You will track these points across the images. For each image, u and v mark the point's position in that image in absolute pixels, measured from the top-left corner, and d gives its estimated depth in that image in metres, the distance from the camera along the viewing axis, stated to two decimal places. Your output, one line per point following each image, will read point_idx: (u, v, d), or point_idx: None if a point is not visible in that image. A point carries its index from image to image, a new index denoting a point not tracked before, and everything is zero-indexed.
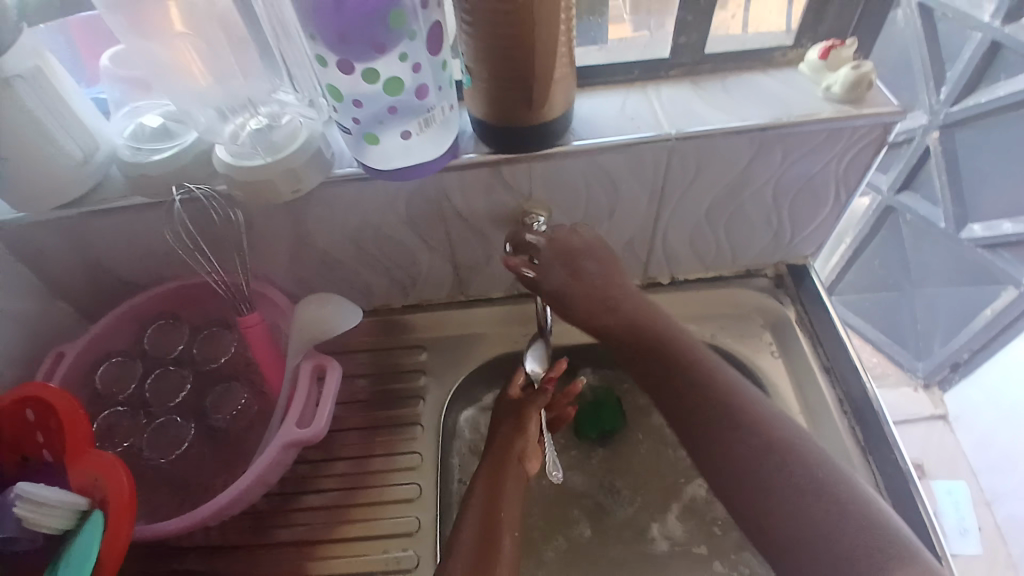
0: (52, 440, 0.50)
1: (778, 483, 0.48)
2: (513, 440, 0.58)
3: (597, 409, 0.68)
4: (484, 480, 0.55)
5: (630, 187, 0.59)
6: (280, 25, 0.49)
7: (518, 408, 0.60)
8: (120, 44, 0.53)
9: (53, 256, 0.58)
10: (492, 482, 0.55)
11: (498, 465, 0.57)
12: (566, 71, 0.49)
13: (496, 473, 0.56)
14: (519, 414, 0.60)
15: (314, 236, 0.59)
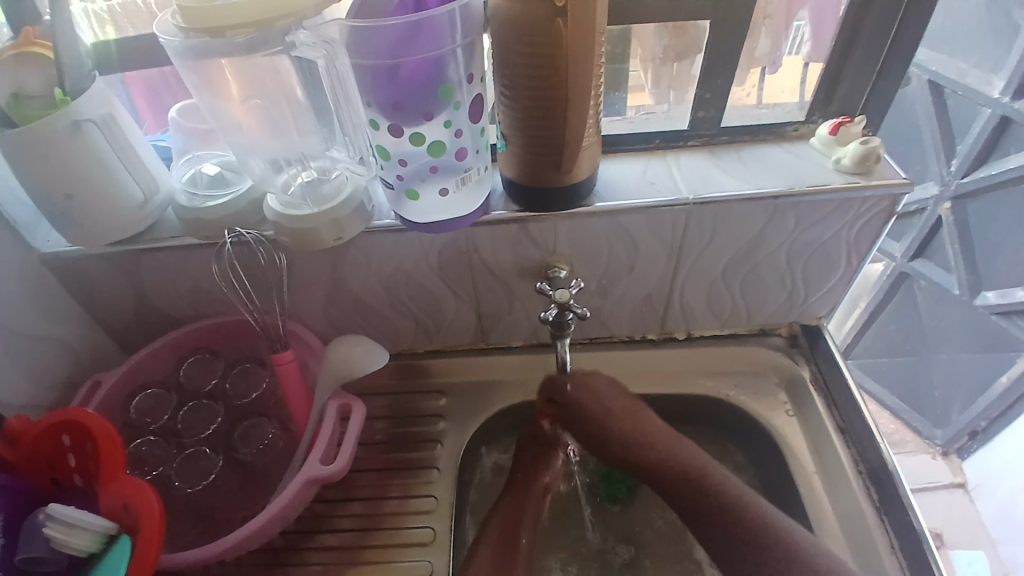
0: (84, 465, 0.52)
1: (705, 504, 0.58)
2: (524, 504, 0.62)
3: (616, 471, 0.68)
4: (496, 545, 0.58)
5: (649, 245, 0.62)
6: (340, 92, 0.53)
7: (534, 468, 0.65)
8: (188, 101, 0.59)
9: (104, 288, 0.62)
10: (503, 556, 0.58)
11: (511, 528, 0.60)
12: (593, 140, 0.53)
13: (511, 537, 0.60)
14: (534, 471, 0.64)
15: (349, 281, 0.62)
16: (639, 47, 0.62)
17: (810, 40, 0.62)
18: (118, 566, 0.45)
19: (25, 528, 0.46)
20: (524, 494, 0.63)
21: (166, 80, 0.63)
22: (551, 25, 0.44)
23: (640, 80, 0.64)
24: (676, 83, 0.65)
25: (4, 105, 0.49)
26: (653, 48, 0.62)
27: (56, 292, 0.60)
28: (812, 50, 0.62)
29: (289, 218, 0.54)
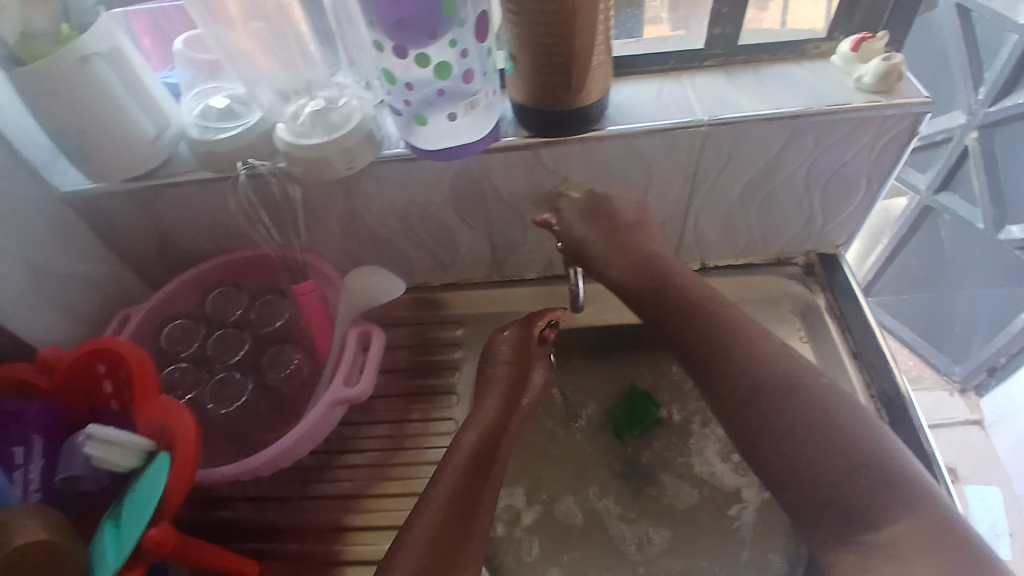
0: (120, 392, 0.55)
1: (729, 355, 0.51)
2: (517, 402, 0.60)
3: (631, 407, 0.70)
4: (463, 481, 0.51)
5: (663, 170, 0.61)
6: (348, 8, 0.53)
7: (503, 408, 0.59)
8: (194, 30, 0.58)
9: (123, 225, 0.63)
10: (475, 463, 0.53)
11: (502, 424, 0.57)
12: (603, 60, 0.52)
13: (476, 477, 0.52)
14: (505, 412, 0.59)
15: (364, 213, 0.63)
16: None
17: None
18: (157, 482, 0.47)
19: (65, 449, 0.50)
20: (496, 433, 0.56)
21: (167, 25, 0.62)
22: None
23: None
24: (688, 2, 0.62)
25: (14, 44, 0.49)
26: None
27: (76, 228, 0.61)
28: None
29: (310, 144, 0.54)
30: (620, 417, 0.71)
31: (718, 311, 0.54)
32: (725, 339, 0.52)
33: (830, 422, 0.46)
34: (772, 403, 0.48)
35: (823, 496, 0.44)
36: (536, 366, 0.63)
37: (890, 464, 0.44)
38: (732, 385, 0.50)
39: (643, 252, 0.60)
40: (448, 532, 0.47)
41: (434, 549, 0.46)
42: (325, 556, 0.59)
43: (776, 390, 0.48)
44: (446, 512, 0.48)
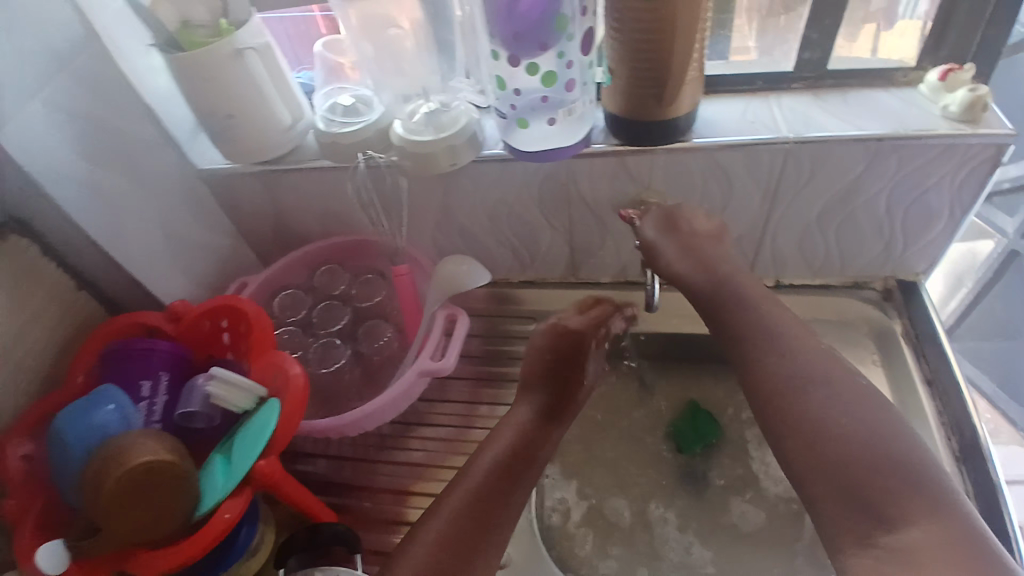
0: (237, 343, 0.62)
1: (763, 355, 0.55)
2: (570, 386, 0.64)
3: (694, 423, 0.71)
4: (488, 481, 0.54)
5: (745, 184, 0.64)
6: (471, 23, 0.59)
7: (535, 424, 0.60)
8: (331, 36, 0.65)
9: (247, 203, 0.71)
10: (516, 452, 0.57)
11: (550, 415, 0.61)
12: (696, 76, 0.56)
13: (500, 487, 0.54)
14: (541, 428, 0.60)
15: (458, 208, 0.68)
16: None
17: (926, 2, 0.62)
18: (268, 421, 0.53)
19: (185, 388, 0.57)
20: (526, 444, 0.58)
21: (284, 34, 0.69)
22: None
23: (743, 29, 0.67)
24: (778, 28, 0.67)
25: (174, 30, 0.56)
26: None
27: (207, 203, 0.70)
28: (928, 10, 0.62)
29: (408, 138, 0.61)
30: (681, 432, 0.72)
31: (773, 321, 0.57)
32: (770, 344, 0.55)
33: (858, 426, 0.48)
34: (805, 407, 0.50)
35: (843, 494, 0.46)
36: (590, 352, 0.66)
37: (923, 472, 0.45)
38: (767, 382, 0.53)
39: (711, 258, 0.63)
40: (471, 524, 0.51)
41: (447, 550, 0.49)
42: (388, 515, 0.64)
43: (811, 393, 0.51)
44: (461, 517, 0.51)
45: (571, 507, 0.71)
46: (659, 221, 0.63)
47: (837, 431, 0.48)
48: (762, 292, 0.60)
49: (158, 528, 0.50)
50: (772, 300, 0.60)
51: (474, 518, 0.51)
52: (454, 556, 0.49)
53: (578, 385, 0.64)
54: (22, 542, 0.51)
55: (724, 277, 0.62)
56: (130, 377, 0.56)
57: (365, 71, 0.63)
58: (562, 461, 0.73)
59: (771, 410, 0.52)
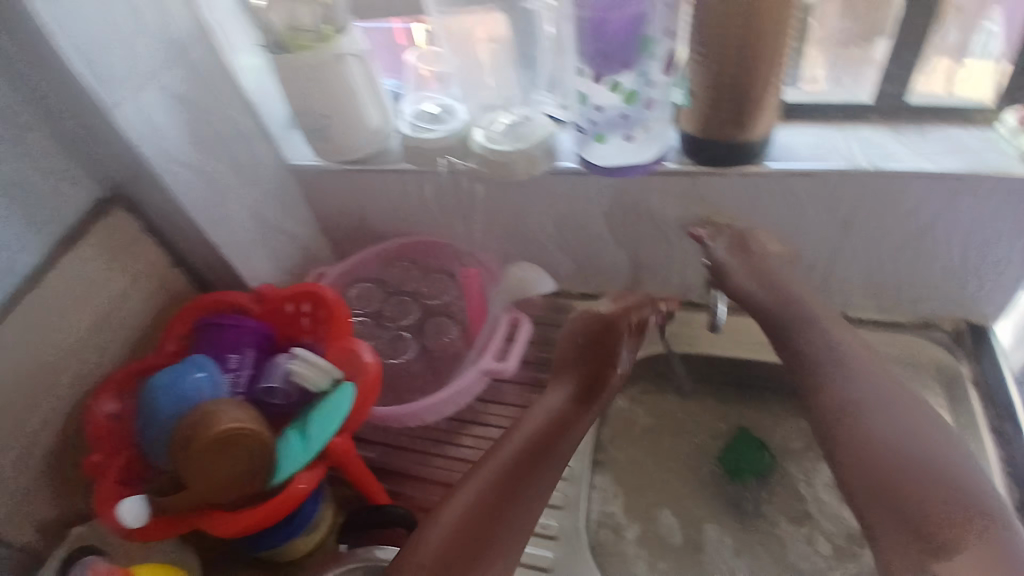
0: (315, 327, 0.65)
1: (821, 372, 0.55)
2: (602, 368, 0.63)
3: (743, 448, 0.70)
4: (511, 465, 0.55)
5: (816, 212, 0.65)
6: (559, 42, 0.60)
7: (561, 415, 0.60)
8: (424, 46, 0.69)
9: (330, 200, 0.75)
10: (544, 436, 0.57)
11: (583, 399, 0.61)
12: (774, 103, 0.57)
13: (521, 474, 0.54)
14: (568, 416, 0.60)
15: (528, 218, 0.71)
16: (818, 27, 0.66)
17: (1000, 38, 0.62)
18: (342, 404, 0.57)
19: (268, 365, 0.61)
20: (553, 434, 0.58)
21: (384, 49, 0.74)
22: None
23: (814, 59, 0.67)
24: (852, 62, 0.67)
25: (282, 33, 0.60)
26: (833, 28, 0.65)
27: (294, 196, 0.75)
28: (1004, 47, 0.62)
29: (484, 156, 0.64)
30: (729, 455, 0.71)
31: (837, 349, 0.57)
32: (828, 362, 0.56)
33: (915, 450, 0.48)
34: (860, 427, 0.51)
35: (894, 514, 0.46)
36: (622, 335, 0.65)
37: (977, 496, 0.46)
38: (825, 400, 0.54)
39: (779, 280, 0.63)
40: (488, 507, 0.52)
41: (461, 530, 0.50)
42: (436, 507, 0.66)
43: (868, 416, 0.51)
44: (479, 499, 0.52)
45: (625, 526, 0.69)
46: (731, 242, 0.64)
47: (895, 454, 0.48)
48: (826, 320, 0.60)
49: (233, 490, 0.53)
50: (838, 329, 0.59)
51: (492, 500, 0.52)
52: (469, 536, 0.50)
53: (609, 369, 0.63)
54: (102, 492, 0.55)
55: (798, 297, 0.62)
56: (223, 349, 0.61)
57: (457, 80, 0.66)
58: (612, 473, 0.72)
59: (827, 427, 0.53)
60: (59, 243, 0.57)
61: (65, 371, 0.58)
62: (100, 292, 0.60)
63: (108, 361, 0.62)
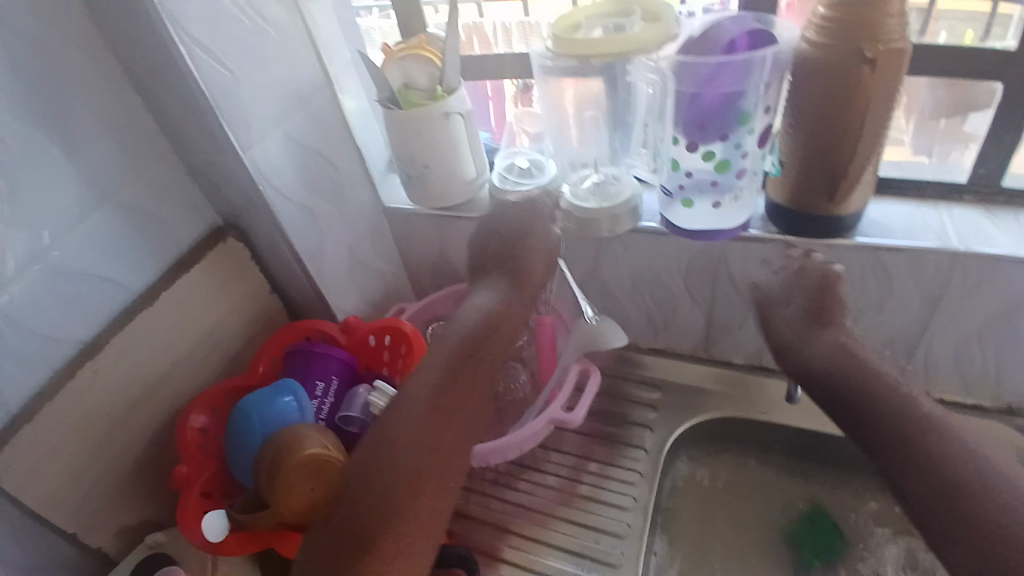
0: (395, 361, 0.69)
1: (915, 447, 0.48)
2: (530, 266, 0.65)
3: (816, 530, 0.68)
4: (456, 353, 0.58)
5: (905, 287, 0.64)
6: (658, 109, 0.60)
7: (490, 322, 0.61)
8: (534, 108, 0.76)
9: (417, 239, 0.80)
10: (489, 326, 0.61)
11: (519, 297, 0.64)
12: (868, 178, 0.58)
13: (460, 368, 0.58)
14: (508, 308, 0.63)
15: (604, 270, 0.73)
16: (907, 98, 0.66)
17: None
18: None
19: (346, 395, 0.65)
20: (482, 343, 0.59)
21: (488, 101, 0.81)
22: (856, 68, 0.51)
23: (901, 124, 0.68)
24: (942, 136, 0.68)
25: (395, 90, 0.66)
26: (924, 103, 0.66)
27: (384, 233, 0.79)
28: None
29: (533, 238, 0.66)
30: (802, 536, 0.69)
31: None
32: (921, 434, 0.49)
33: None
34: (978, 516, 0.43)
35: None
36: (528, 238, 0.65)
37: None
38: (925, 481, 0.47)
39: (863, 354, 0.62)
40: (440, 392, 0.55)
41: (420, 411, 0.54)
42: (492, 551, 0.67)
43: (981, 501, 0.44)
44: (432, 386, 0.55)
45: None
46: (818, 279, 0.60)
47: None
48: None
49: (311, 512, 0.56)
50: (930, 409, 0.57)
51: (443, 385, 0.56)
52: (430, 414, 0.53)
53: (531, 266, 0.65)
54: (186, 505, 0.57)
55: (865, 360, 0.56)
56: (308, 375, 0.64)
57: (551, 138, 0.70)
58: (671, 539, 0.71)
59: (930, 511, 0.46)
60: (176, 265, 0.62)
61: (167, 383, 0.62)
62: (205, 312, 0.64)
63: (204, 376, 0.66)
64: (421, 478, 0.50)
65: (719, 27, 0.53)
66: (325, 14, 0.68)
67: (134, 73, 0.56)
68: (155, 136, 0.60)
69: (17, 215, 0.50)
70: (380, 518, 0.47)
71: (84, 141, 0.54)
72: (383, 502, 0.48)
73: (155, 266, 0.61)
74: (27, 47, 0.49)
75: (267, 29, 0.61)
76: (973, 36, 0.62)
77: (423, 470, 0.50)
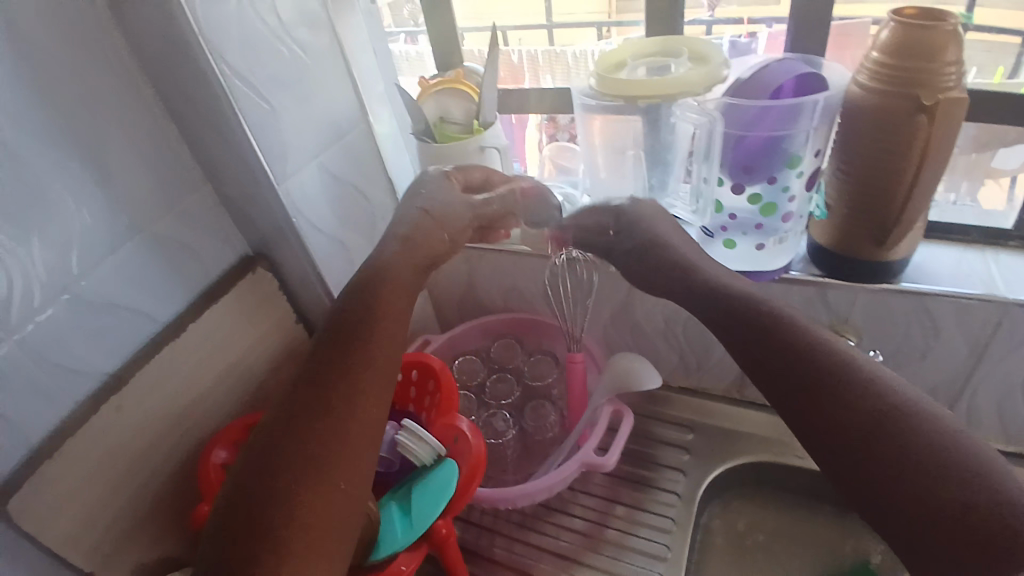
0: (422, 397, 0.67)
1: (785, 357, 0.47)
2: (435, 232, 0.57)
3: None
4: (337, 341, 0.49)
5: (951, 334, 0.61)
6: (700, 150, 0.58)
7: (369, 300, 0.51)
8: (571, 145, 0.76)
9: (445, 272, 0.78)
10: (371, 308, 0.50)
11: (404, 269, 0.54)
12: (918, 226, 0.56)
13: (334, 358, 0.48)
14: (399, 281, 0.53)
15: (636, 308, 0.71)
16: None
17: None
18: (448, 481, 0.56)
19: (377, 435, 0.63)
20: (369, 314, 0.50)
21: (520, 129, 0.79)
22: (912, 118, 0.49)
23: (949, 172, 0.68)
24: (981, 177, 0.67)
25: (433, 124, 0.67)
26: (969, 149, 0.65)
27: None
28: None
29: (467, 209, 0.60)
30: None
31: None
32: (788, 344, 0.47)
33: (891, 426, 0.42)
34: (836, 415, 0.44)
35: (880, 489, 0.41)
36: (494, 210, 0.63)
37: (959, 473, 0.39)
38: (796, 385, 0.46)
39: None
40: (315, 390, 0.46)
41: (295, 414, 0.45)
42: None
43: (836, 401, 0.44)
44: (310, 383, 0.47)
45: None
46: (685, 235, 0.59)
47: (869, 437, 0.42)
48: None
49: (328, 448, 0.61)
50: None
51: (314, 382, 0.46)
52: (308, 416, 0.45)
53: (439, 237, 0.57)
54: None
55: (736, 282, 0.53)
56: None
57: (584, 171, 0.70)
58: None
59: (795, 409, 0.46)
60: (205, 295, 0.61)
61: (192, 416, 0.60)
62: (231, 344, 0.63)
63: (226, 410, 0.64)
64: (306, 490, 0.41)
65: (770, 71, 0.55)
66: (362, 51, 0.71)
67: (170, 103, 0.56)
68: (187, 164, 0.59)
69: (49, 247, 0.49)
70: (270, 518, 0.40)
71: (117, 169, 0.53)
72: (270, 499, 0.41)
73: (181, 297, 0.59)
74: (65, 74, 0.49)
75: (305, 59, 0.62)
76: (1003, 72, 0.64)
77: (310, 478, 0.42)
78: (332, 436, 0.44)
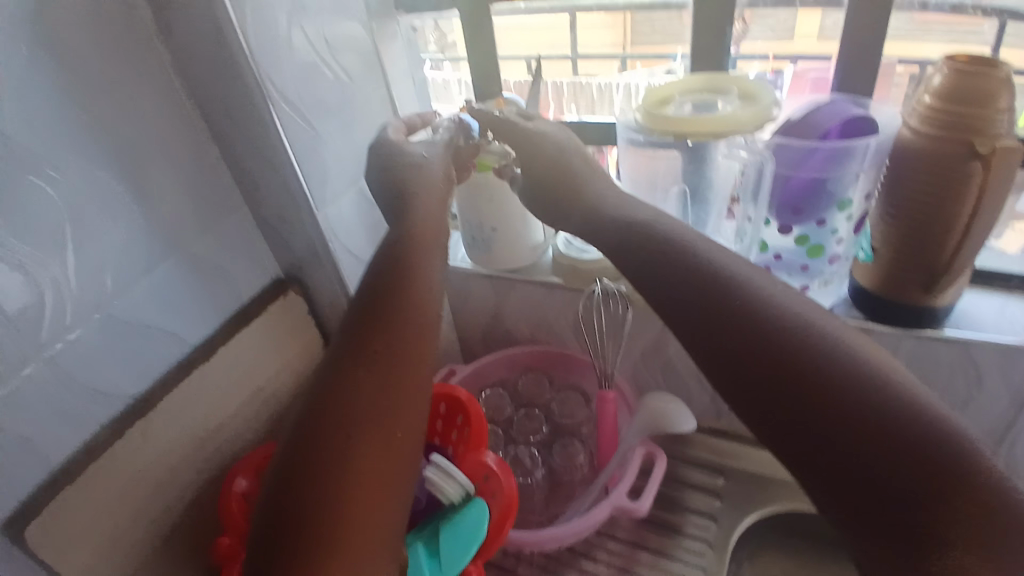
0: (449, 430, 0.65)
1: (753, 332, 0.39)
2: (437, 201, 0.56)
3: None
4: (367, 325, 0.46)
5: (995, 383, 0.59)
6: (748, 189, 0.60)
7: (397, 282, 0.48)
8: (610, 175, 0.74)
9: (472, 301, 0.77)
10: (398, 291, 0.48)
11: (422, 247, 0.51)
12: (966, 273, 0.55)
13: (365, 342, 0.45)
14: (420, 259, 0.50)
15: (669, 344, 0.69)
16: None
17: None
18: (479, 522, 0.54)
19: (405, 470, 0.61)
20: (400, 298, 0.47)
21: None
22: (966, 164, 0.48)
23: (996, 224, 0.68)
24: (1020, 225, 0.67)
25: None
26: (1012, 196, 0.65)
27: None
28: None
29: (441, 162, 0.60)
30: None
31: None
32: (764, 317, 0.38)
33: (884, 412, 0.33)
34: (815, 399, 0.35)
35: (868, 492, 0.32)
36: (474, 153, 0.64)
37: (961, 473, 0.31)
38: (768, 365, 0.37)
39: None
40: (348, 376, 0.43)
41: (328, 402, 0.42)
42: None
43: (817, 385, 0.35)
44: (341, 369, 0.43)
45: None
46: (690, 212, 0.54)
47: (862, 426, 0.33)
48: None
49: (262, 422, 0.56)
50: None
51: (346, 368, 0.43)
52: (342, 403, 0.42)
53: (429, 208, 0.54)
54: None
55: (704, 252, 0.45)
56: None
57: None
58: None
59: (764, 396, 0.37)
60: (234, 317, 0.59)
61: (214, 442, 0.58)
62: (257, 368, 0.61)
63: (248, 437, 0.62)
64: (346, 483, 0.38)
65: (818, 115, 0.56)
66: (400, 79, 0.73)
67: (216, 124, 0.55)
68: (227, 185, 0.58)
69: (84, 263, 0.48)
70: (311, 515, 0.37)
71: (158, 186, 0.52)
72: (309, 494, 0.38)
73: (210, 318, 0.58)
74: (116, 90, 0.48)
75: (347, 80, 0.64)
76: None
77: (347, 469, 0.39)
78: (366, 427, 0.41)
